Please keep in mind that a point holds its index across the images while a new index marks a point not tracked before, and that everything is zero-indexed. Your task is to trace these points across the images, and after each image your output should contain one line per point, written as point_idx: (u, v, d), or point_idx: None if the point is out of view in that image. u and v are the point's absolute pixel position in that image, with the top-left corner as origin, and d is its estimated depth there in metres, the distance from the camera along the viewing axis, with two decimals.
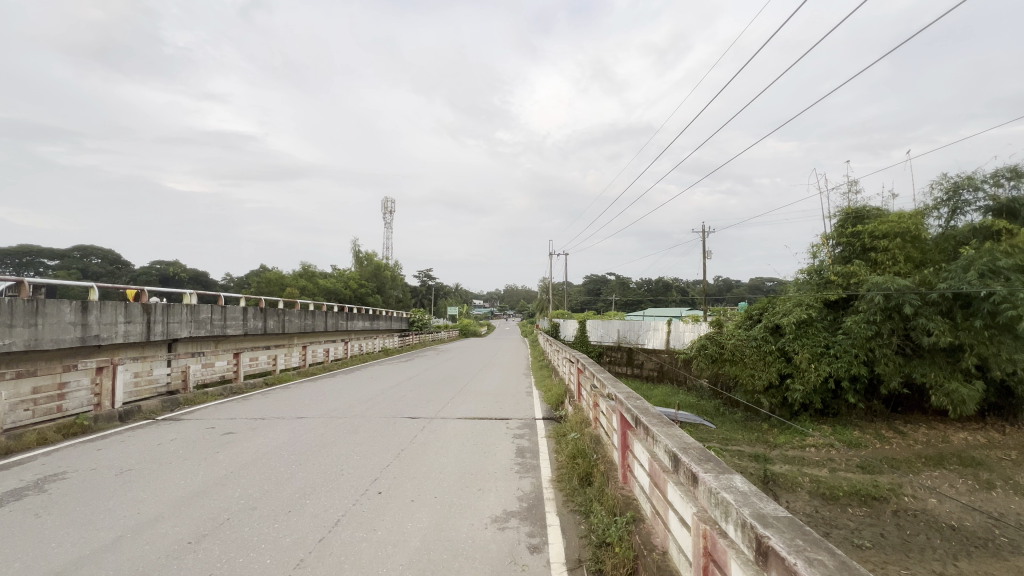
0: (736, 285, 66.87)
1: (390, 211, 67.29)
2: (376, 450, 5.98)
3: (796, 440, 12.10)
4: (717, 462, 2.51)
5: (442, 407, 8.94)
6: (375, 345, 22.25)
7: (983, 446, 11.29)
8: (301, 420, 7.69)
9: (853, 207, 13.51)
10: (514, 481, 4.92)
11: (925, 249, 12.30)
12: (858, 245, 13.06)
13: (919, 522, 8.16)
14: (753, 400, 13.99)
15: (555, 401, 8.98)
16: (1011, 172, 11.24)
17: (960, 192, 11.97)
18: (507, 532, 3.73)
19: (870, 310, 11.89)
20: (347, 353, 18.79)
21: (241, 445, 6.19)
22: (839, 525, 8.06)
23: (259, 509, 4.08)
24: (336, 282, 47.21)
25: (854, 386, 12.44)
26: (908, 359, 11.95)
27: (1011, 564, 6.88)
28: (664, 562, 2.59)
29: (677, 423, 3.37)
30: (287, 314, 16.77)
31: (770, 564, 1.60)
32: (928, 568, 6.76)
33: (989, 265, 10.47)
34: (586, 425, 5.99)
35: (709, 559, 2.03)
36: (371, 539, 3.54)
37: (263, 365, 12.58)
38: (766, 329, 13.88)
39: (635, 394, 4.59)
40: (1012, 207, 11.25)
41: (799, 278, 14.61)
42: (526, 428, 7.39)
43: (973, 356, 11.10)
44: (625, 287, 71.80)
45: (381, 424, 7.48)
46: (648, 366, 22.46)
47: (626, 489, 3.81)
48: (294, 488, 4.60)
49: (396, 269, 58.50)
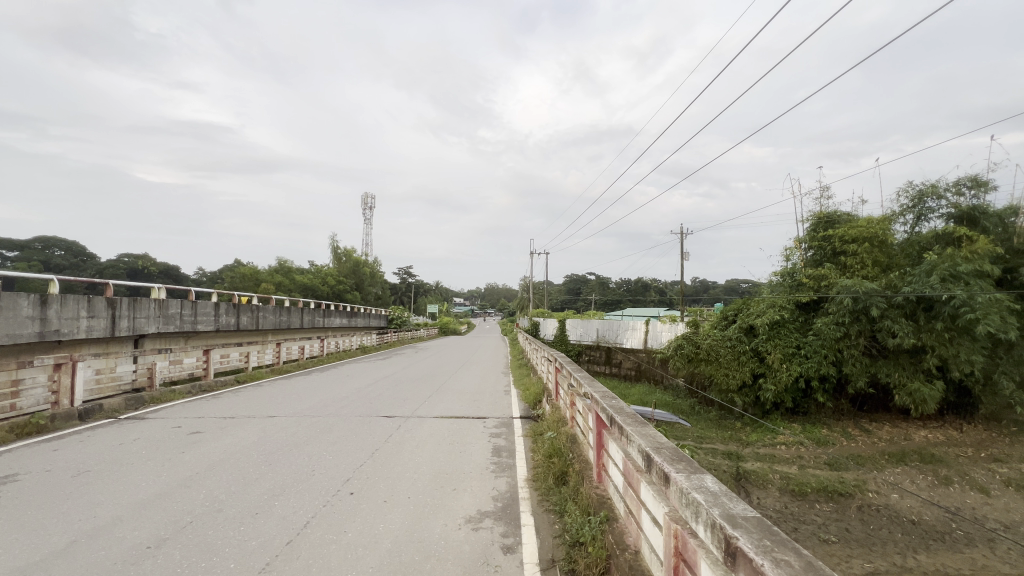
0: (712, 286, 68.28)
1: (371, 207, 66.02)
2: (349, 449, 5.87)
3: (767, 438, 12.39)
4: (689, 461, 2.53)
5: (418, 406, 8.80)
6: (352, 343, 21.88)
7: (944, 444, 11.71)
8: (272, 419, 7.47)
9: (824, 212, 13.83)
10: (490, 480, 4.88)
11: (891, 254, 12.75)
12: (829, 250, 13.40)
13: (881, 517, 8.46)
14: (727, 399, 14.24)
15: (533, 400, 8.97)
16: (972, 182, 11.72)
17: (924, 200, 12.44)
18: (480, 532, 3.69)
19: (840, 312, 12.25)
20: (323, 350, 18.42)
21: (208, 445, 5.98)
22: (807, 520, 8.33)
23: (224, 511, 3.94)
24: (312, 279, 46.26)
25: (822, 386, 12.85)
26: (874, 359, 12.39)
27: (967, 557, 7.22)
28: (636, 562, 2.59)
29: (650, 423, 3.39)
30: (261, 311, 16.31)
31: (738, 564, 1.60)
32: (889, 561, 7.09)
33: (951, 270, 10.98)
34: (563, 424, 5.97)
35: (680, 558, 2.04)
36: (341, 540, 3.46)
37: (234, 362, 12.22)
38: (740, 330, 14.09)
39: (610, 393, 4.60)
40: (972, 215, 11.77)
41: (772, 280, 14.88)
42: (502, 427, 7.34)
43: (935, 357, 11.50)
44: (606, 287, 72.23)
45: (355, 423, 7.31)
46: (626, 365, 22.69)
47: (600, 488, 3.84)
48: (263, 489, 4.47)
49: (376, 266, 57.67)
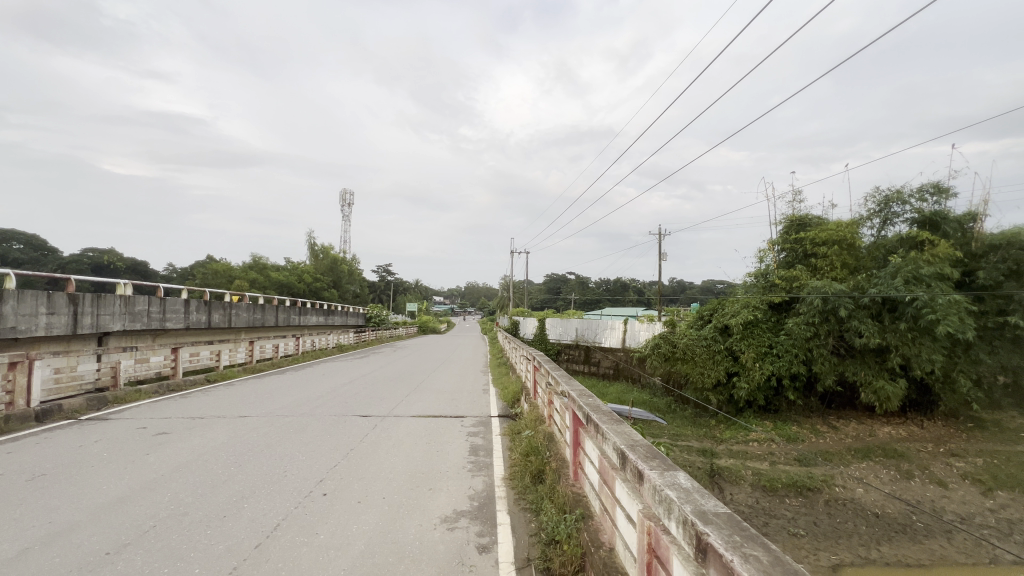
0: (688, 286, 69.55)
1: (349, 203, 64.93)
2: (323, 449, 5.74)
3: (740, 436, 12.68)
4: (662, 459, 2.55)
5: (395, 406, 8.69)
6: (328, 341, 21.48)
7: (905, 439, 12.21)
8: (243, 420, 7.26)
9: (796, 215, 14.20)
10: (466, 480, 4.84)
11: (859, 256, 13.20)
12: (800, 252, 13.76)
13: (847, 511, 8.73)
14: (702, 398, 14.48)
15: (512, 398, 8.96)
16: (934, 189, 12.21)
17: (890, 205, 12.91)
18: (456, 532, 3.65)
19: (810, 312, 12.61)
20: (298, 349, 18.04)
21: (175, 446, 5.76)
22: (777, 515, 8.58)
23: (190, 515, 3.81)
24: (288, 276, 45.29)
25: (793, 384, 13.21)
26: (842, 358, 12.81)
27: (927, 548, 7.55)
28: (610, 559, 2.59)
29: (626, 421, 3.41)
30: (234, 308, 15.87)
31: (709, 561, 1.61)
32: (854, 553, 7.40)
33: (914, 273, 11.44)
34: (541, 423, 5.98)
35: (653, 555, 2.05)
36: (313, 543, 3.38)
37: (205, 361, 11.85)
38: (715, 329, 14.35)
39: (587, 392, 4.61)
40: (934, 220, 12.29)
41: (746, 281, 15.20)
42: (480, 426, 7.32)
43: (898, 356, 11.95)
44: (585, 287, 72.80)
45: (329, 423, 7.17)
46: (604, 364, 22.92)
47: (577, 486, 3.85)
48: (232, 491, 4.33)
49: (354, 263, 56.80)
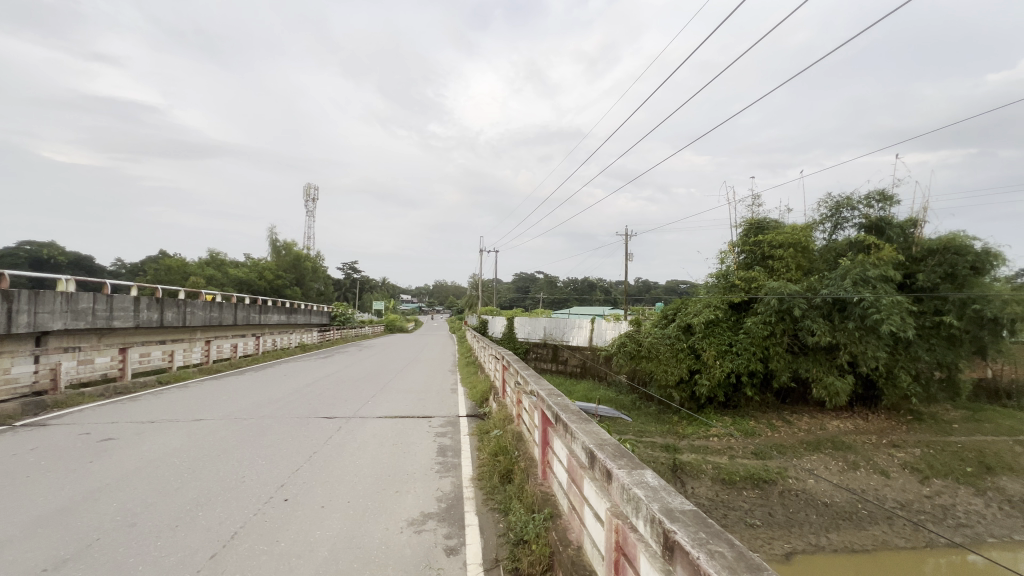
0: (653, 286, 71.27)
1: (313, 198, 63.09)
2: (285, 453, 5.54)
3: (701, 431, 13.09)
4: (630, 457, 2.59)
5: (361, 407, 8.49)
6: (290, 341, 20.81)
7: (852, 431, 12.92)
8: (198, 423, 6.92)
9: (755, 218, 14.75)
10: (434, 481, 4.79)
11: (812, 258, 13.87)
12: (759, 254, 14.28)
13: (800, 501, 9.11)
14: (666, 394, 14.84)
15: (481, 397, 8.93)
16: (880, 196, 12.97)
17: (841, 211, 13.61)
18: (423, 535, 3.60)
19: (767, 312, 13.14)
20: (259, 349, 17.39)
21: (123, 453, 5.43)
22: (735, 507, 8.95)
23: (139, 525, 3.60)
24: (248, 273, 43.62)
25: (751, 381, 13.75)
26: (796, 356, 13.44)
27: (871, 534, 8.07)
28: (579, 558, 2.61)
29: (594, 419, 3.45)
30: (188, 306, 15.14)
31: (675, 558, 1.64)
32: (805, 541, 7.88)
33: (862, 275, 12.13)
34: (510, 422, 5.98)
35: (620, 553, 2.08)
36: (272, 551, 3.25)
37: (156, 362, 11.25)
38: (678, 328, 14.73)
39: (555, 391, 4.64)
40: (880, 225, 13.10)
41: (708, 281, 15.68)
42: (448, 426, 7.25)
43: (847, 353, 12.62)
44: (554, 286, 73.31)
45: (291, 425, 6.92)
46: (571, 362, 23.18)
47: (545, 485, 3.87)
48: (186, 499, 4.12)
49: (318, 260, 55.34)
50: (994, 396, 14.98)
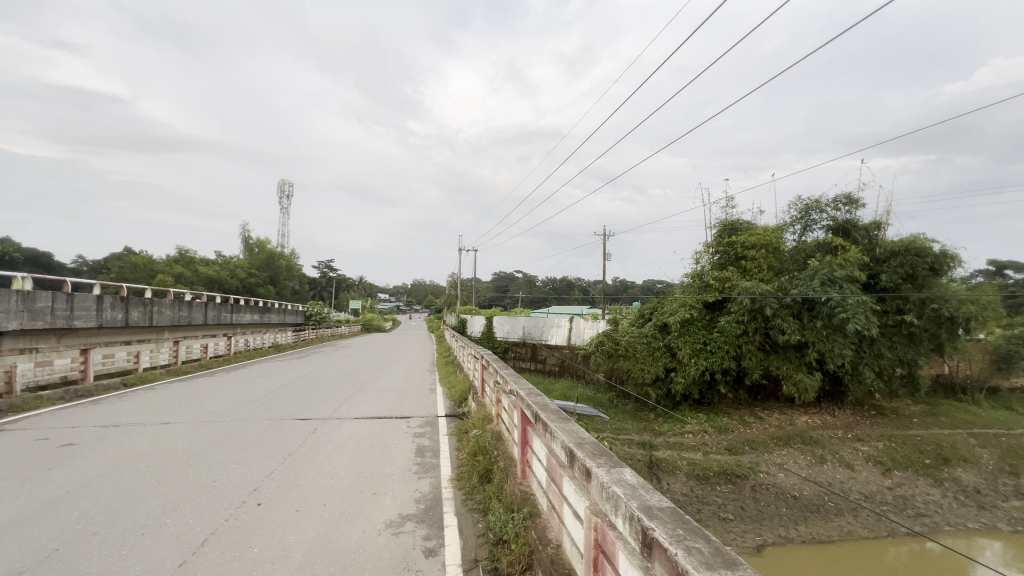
0: (631, 286, 72.11)
1: (288, 195, 61.73)
2: (258, 456, 5.40)
3: (676, 428, 13.34)
4: (609, 456, 2.61)
5: (337, 408, 8.33)
6: (264, 341, 20.30)
7: (820, 426, 13.36)
8: (166, 427, 6.68)
9: (729, 220, 15.09)
10: (412, 482, 4.74)
11: (783, 259, 14.29)
12: (732, 254, 14.60)
13: (770, 495, 9.38)
14: (642, 392, 15.06)
15: (459, 397, 8.89)
16: (847, 200, 13.45)
17: (810, 213, 14.04)
18: (401, 537, 3.56)
19: (740, 311, 13.47)
20: (230, 349, 16.91)
21: (85, 459, 5.21)
22: (709, 501, 9.17)
23: (103, 534, 3.45)
24: (219, 270, 42.35)
25: (724, 378, 14.09)
26: (767, 354, 13.82)
27: (837, 525, 8.38)
28: (558, 556, 2.63)
29: (573, 418, 3.47)
30: (155, 306, 14.60)
31: (653, 555, 1.66)
32: (775, 533, 8.14)
33: (829, 275, 12.56)
34: (489, 421, 5.98)
35: (599, 551, 2.10)
36: (245, 557, 3.16)
37: (121, 364, 10.82)
38: (654, 327, 14.96)
39: (534, 390, 4.66)
40: (846, 227, 13.58)
41: (683, 281, 15.98)
42: (427, 426, 7.20)
43: (815, 351, 13.04)
44: (533, 286, 73.45)
45: (265, 428, 6.75)
46: (550, 361, 23.32)
47: (524, 485, 3.88)
48: (153, 505, 3.98)
49: (293, 258, 54.18)
50: (950, 391, 15.73)
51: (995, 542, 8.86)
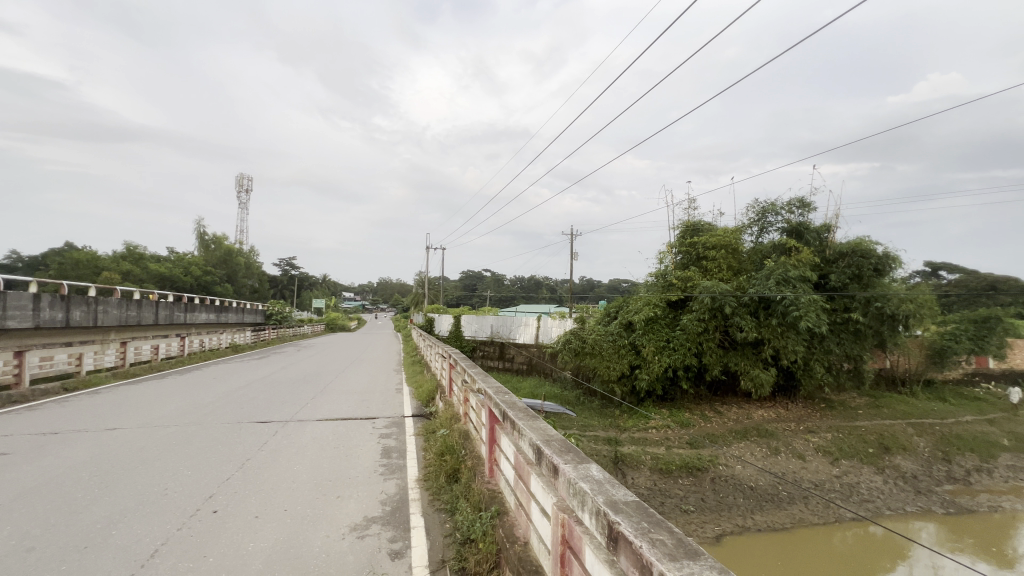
0: (597, 285, 73.07)
1: (247, 189, 59.26)
2: (214, 462, 5.17)
3: (640, 424, 13.66)
4: (576, 452, 2.64)
5: (299, 410, 8.08)
6: (220, 341, 19.43)
7: (774, 419, 13.99)
8: (112, 433, 6.29)
9: (691, 221, 15.56)
10: (378, 484, 4.65)
11: (742, 259, 14.87)
12: (694, 254, 15.06)
13: (730, 487, 9.71)
14: (608, 389, 15.34)
15: (427, 397, 8.79)
16: (800, 203, 14.13)
17: (766, 216, 14.67)
18: (366, 540, 3.49)
19: (701, 309, 13.92)
20: (184, 350, 16.10)
21: (18, 469, 4.83)
22: (671, 494, 9.46)
23: (39, 550, 3.21)
24: (171, 267, 40.20)
25: (686, 374, 14.53)
26: (726, 350, 14.36)
27: (790, 513, 8.80)
28: (525, 553, 2.64)
29: (540, 416, 3.49)
30: (100, 304, 13.73)
31: (619, 548, 1.70)
32: (733, 522, 8.49)
33: (784, 275, 13.15)
34: (456, 421, 5.94)
35: (566, 546, 2.12)
36: (199, 568, 3.02)
37: (61, 367, 10.11)
38: (620, 325, 15.25)
39: (502, 388, 4.67)
40: (799, 230, 14.27)
41: (648, 280, 16.35)
42: (393, 427, 7.08)
43: (770, 347, 13.64)
44: (501, 284, 73.43)
45: (221, 432, 6.46)
46: (518, 359, 23.39)
47: (492, 483, 3.88)
48: (97, 517, 3.73)
49: (252, 255, 52.12)
50: (892, 383, 16.79)
51: (929, 524, 9.55)
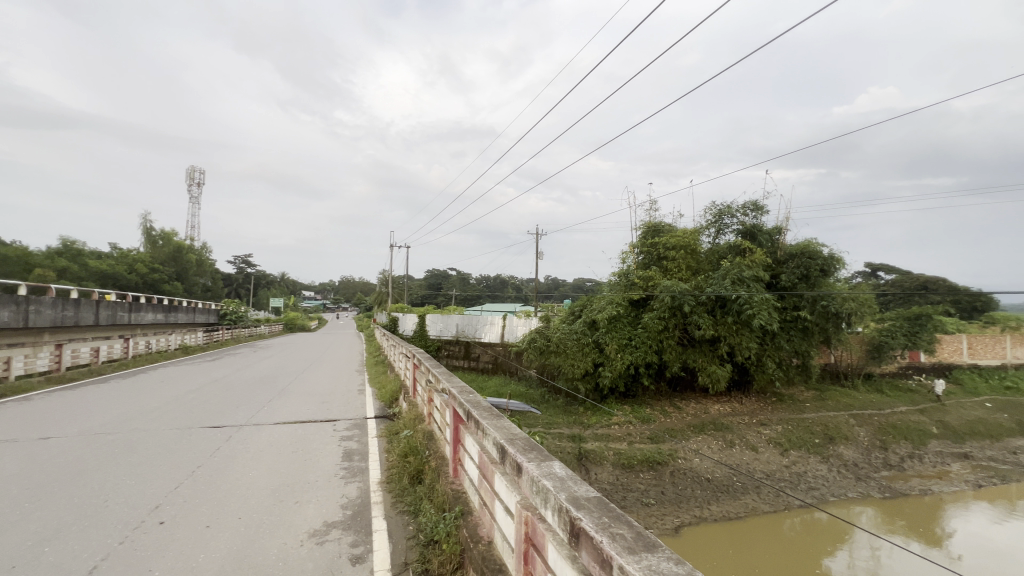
0: (562, 285, 73.89)
1: (199, 182, 56.39)
2: (161, 470, 4.90)
3: (604, 420, 13.94)
4: (539, 450, 2.66)
5: (255, 414, 7.76)
6: (169, 342, 18.42)
7: (730, 413, 14.59)
8: (46, 442, 5.85)
9: (652, 222, 16.00)
10: (339, 488, 4.54)
11: (700, 260, 15.41)
12: (655, 255, 15.50)
13: (688, 480, 10.06)
14: (572, 387, 15.55)
15: (390, 397, 8.64)
16: (753, 206, 14.79)
17: (722, 218, 15.27)
18: (326, 545, 3.40)
19: (661, 308, 14.32)
20: (128, 352, 15.18)
21: None
22: (632, 488, 9.71)
23: None
24: (114, 264, 37.75)
25: (647, 371, 14.91)
26: (685, 348, 14.85)
27: (743, 502, 9.22)
28: (489, 553, 2.64)
29: (504, 415, 3.50)
30: (32, 304, 12.75)
31: (581, 544, 1.72)
32: (690, 513, 8.81)
33: (739, 275, 13.72)
34: (420, 421, 5.86)
35: (529, 544, 2.14)
36: None
37: None
38: (584, 324, 15.49)
39: (467, 387, 4.65)
40: (753, 232, 14.94)
41: (611, 280, 16.66)
42: (355, 429, 6.91)
43: (726, 344, 14.20)
44: (466, 283, 73.09)
45: (169, 438, 6.13)
46: (483, 358, 23.34)
47: (456, 483, 3.86)
48: (27, 533, 3.46)
49: (204, 252, 49.68)
50: (836, 377, 17.83)
51: (868, 508, 10.23)
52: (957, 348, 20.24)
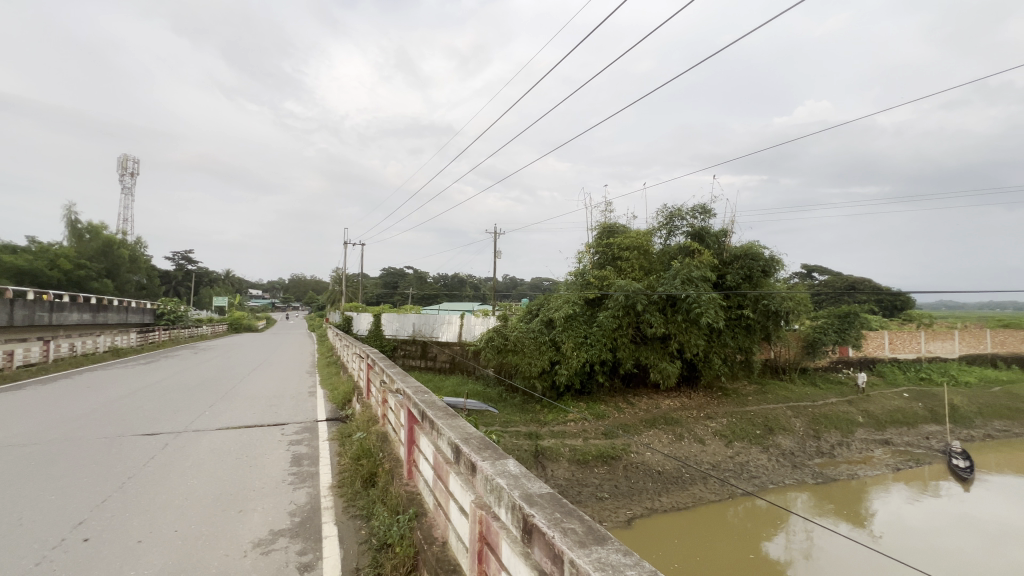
0: (519, 284, 74.41)
1: (132, 172, 52.35)
2: (87, 483, 4.51)
3: (560, 417, 14.15)
4: (494, 448, 2.66)
5: (194, 419, 7.30)
6: (96, 345, 17.03)
7: (679, 408, 15.19)
8: None
9: (607, 223, 16.39)
10: (286, 494, 4.35)
11: (652, 260, 15.93)
12: (609, 255, 15.88)
13: (640, 473, 10.36)
14: (529, 385, 15.66)
15: (342, 399, 8.38)
16: (702, 209, 15.47)
17: (673, 220, 15.86)
18: (272, 555, 3.25)
19: (616, 307, 14.69)
20: (49, 356, 13.93)
21: None
22: (588, 483, 9.92)
23: None
24: (32, 259, 34.41)
25: (602, 369, 15.24)
26: (638, 345, 15.32)
27: (692, 493, 9.64)
28: (443, 553, 2.61)
29: (460, 414, 3.48)
30: None
31: (533, 540, 1.74)
32: (642, 505, 9.12)
33: (688, 275, 14.29)
34: (374, 423, 5.72)
35: (484, 542, 2.14)
36: None
37: None
38: (541, 323, 15.64)
39: (422, 387, 4.58)
40: (701, 234, 15.61)
41: (567, 279, 16.92)
42: (305, 433, 6.65)
43: (676, 342, 14.76)
44: (423, 281, 72.11)
45: (96, 448, 5.65)
46: (441, 358, 23.09)
47: (411, 485, 3.79)
48: None
49: (138, 247, 46.22)
50: (775, 371, 18.95)
51: (802, 493, 10.98)
52: (880, 343, 21.95)
